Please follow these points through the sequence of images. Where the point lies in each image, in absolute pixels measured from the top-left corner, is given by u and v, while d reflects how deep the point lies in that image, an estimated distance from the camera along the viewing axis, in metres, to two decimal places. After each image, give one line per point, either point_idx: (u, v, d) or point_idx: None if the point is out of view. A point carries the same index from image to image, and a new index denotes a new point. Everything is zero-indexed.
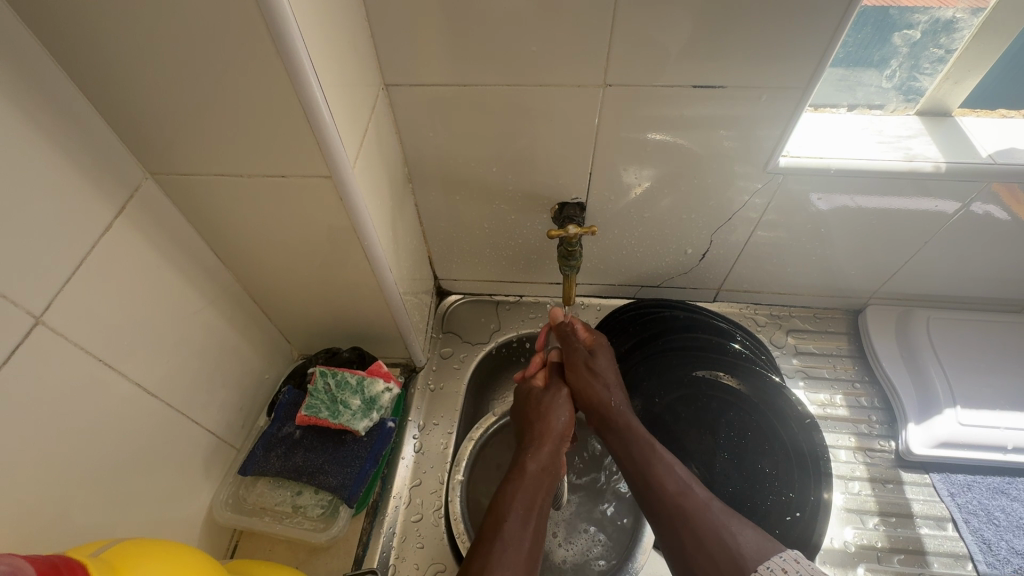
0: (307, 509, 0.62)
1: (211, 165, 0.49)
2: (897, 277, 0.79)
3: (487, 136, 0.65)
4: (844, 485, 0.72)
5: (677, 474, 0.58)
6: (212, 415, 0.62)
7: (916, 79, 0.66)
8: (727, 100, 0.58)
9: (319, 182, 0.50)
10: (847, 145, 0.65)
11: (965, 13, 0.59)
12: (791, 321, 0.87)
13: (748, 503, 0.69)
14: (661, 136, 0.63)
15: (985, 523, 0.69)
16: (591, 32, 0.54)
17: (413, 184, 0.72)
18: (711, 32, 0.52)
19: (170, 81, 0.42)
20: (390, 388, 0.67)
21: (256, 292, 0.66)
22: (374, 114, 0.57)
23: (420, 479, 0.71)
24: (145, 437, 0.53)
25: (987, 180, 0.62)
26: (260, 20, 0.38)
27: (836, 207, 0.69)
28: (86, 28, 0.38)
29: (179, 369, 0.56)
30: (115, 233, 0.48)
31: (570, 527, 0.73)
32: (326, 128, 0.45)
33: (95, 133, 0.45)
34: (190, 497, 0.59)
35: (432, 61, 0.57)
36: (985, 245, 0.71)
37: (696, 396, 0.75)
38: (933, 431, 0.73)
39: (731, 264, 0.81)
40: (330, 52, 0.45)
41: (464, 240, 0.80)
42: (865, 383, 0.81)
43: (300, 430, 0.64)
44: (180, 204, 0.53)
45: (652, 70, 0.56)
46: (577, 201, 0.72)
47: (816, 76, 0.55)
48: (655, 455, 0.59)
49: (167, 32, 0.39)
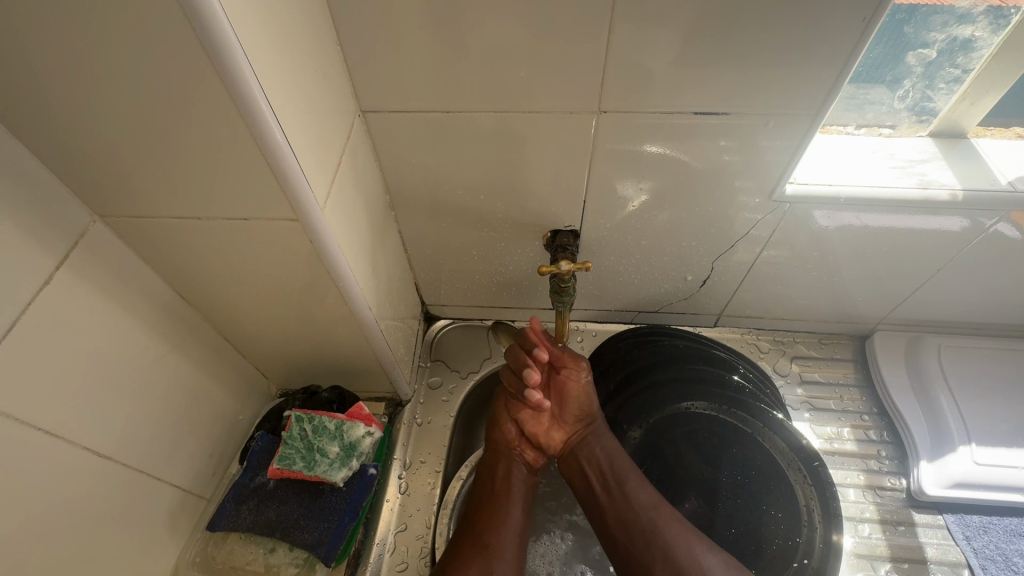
0: (280, 569, 0.57)
1: (166, 207, 0.44)
2: (905, 303, 0.75)
3: (473, 163, 0.61)
4: (853, 528, 0.68)
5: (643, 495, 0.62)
6: (178, 467, 0.57)
7: (930, 100, 0.62)
8: (731, 125, 0.54)
9: (286, 223, 0.45)
10: (857, 170, 0.61)
11: (984, 31, 0.56)
12: (795, 347, 0.83)
13: (751, 546, 0.66)
14: (658, 148, 0.58)
15: (1002, 569, 0.66)
16: (583, 56, 0.49)
17: (395, 211, 0.68)
18: (712, 57, 0.49)
19: (113, 122, 0.37)
20: (371, 432, 0.63)
21: (227, 331, 0.61)
22: (349, 143, 0.53)
23: (406, 524, 0.67)
24: (100, 502, 0.49)
25: (1005, 209, 0.59)
26: (207, 57, 0.34)
27: (840, 225, 0.64)
28: (10, 65, 0.34)
29: (139, 422, 0.52)
30: (57, 285, 0.43)
31: (566, 570, 0.68)
32: (290, 169, 0.41)
33: (32, 176, 0.40)
34: (153, 559, 0.55)
35: (412, 87, 0.53)
36: (999, 272, 0.67)
37: (696, 430, 0.71)
38: (946, 470, 0.69)
39: (733, 289, 0.77)
40: (293, 84, 0.41)
41: (452, 267, 0.76)
42: (874, 415, 0.77)
43: (273, 481, 0.60)
44: (136, 246, 0.49)
45: (649, 95, 0.52)
46: (570, 228, 0.68)
47: (831, 95, 0.51)
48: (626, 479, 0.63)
49: (104, 69, 0.34)
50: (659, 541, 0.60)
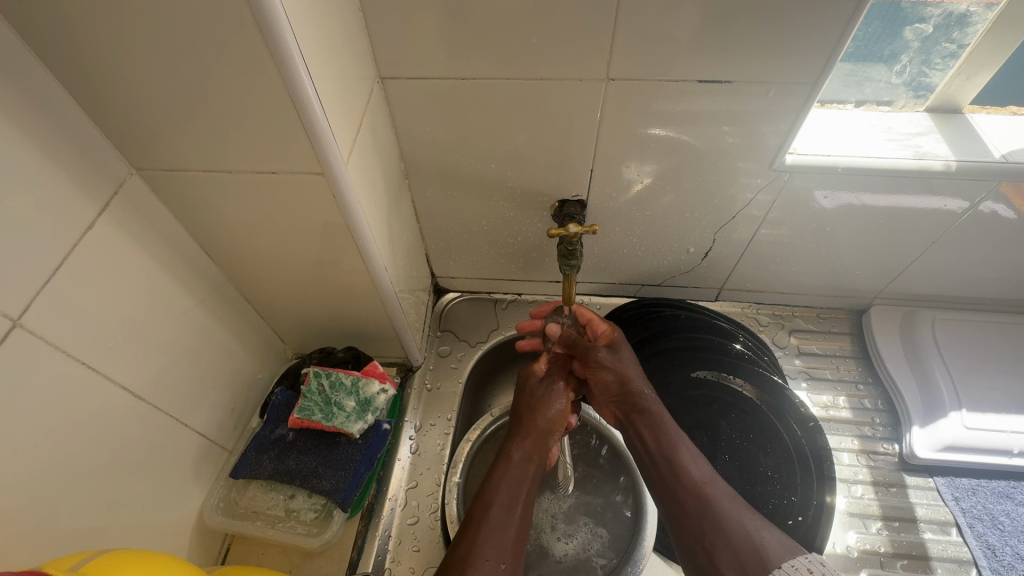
0: (299, 513, 0.61)
1: (199, 161, 0.47)
2: (902, 277, 0.77)
3: (485, 131, 0.63)
4: (846, 489, 0.71)
5: (701, 466, 0.57)
6: (202, 417, 0.60)
7: (926, 75, 0.64)
8: (734, 95, 0.57)
9: (311, 179, 0.48)
10: (854, 142, 0.63)
11: (978, 7, 0.57)
12: (793, 321, 0.85)
13: (750, 506, 0.68)
14: (663, 131, 0.61)
15: (989, 528, 0.68)
16: (593, 24, 0.52)
17: (409, 180, 0.70)
18: (718, 25, 0.51)
19: (155, 74, 0.40)
20: (386, 389, 0.66)
21: (248, 291, 0.64)
22: (369, 107, 0.55)
23: (417, 481, 0.70)
24: (132, 441, 0.51)
25: (996, 180, 0.61)
26: (246, 9, 0.36)
27: (840, 205, 0.67)
28: (62, 16, 0.36)
29: (168, 370, 0.55)
30: (98, 232, 0.46)
31: (569, 520, 0.72)
32: (317, 121, 0.43)
33: (76, 126, 0.43)
34: (179, 501, 0.58)
35: (429, 54, 0.56)
36: (994, 245, 0.69)
37: (698, 397, 0.74)
38: (938, 435, 0.72)
39: (734, 263, 0.80)
40: (322, 43, 0.43)
41: (462, 237, 0.79)
42: (868, 384, 0.80)
43: (293, 432, 0.63)
44: (168, 201, 0.52)
45: (656, 64, 0.54)
46: (578, 198, 0.71)
47: (826, 69, 0.53)
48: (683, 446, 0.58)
49: (148, 19, 0.37)
50: (714, 516, 0.52)
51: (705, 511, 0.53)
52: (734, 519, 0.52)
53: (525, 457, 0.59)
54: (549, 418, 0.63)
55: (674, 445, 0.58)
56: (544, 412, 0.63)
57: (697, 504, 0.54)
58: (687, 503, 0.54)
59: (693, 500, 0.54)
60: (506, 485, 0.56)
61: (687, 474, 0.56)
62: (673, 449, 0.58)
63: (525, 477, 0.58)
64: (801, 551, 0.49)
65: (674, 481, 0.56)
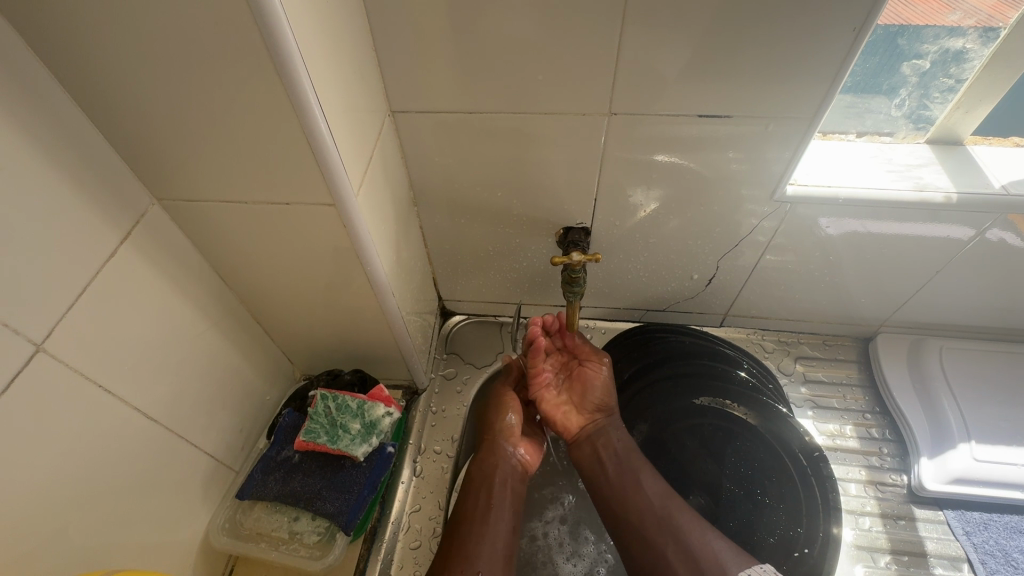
0: (303, 536, 0.62)
1: (218, 191, 0.49)
2: (908, 305, 0.77)
3: (491, 161, 0.65)
4: (854, 521, 0.70)
5: (656, 488, 0.64)
6: (212, 437, 0.62)
7: (926, 108, 0.65)
8: (733, 128, 0.58)
9: (323, 209, 0.50)
10: (855, 173, 0.64)
11: (974, 43, 0.59)
12: (799, 348, 0.85)
13: (753, 537, 0.67)
14: (668, 158, 0.62)
15: (1002, 564, 0.67)
16: (595, 63, 0.54)
17: (418, 208, 0.72)
18: (716, 61, 0.53)
19: (178, 111, 0.43)
20: (391, 412, 0.67)
21: (259, 314, 0.66)
22: (380, 140, 0.58)
23: (419, 505, 0.70)
24: (143, 462, 0.53)
25: (1002, 211, 0.61)
26: (266, 54, 0.38)
27: (846, 232, 0.68)
28: (95, 60, 0.39)
29: (180, 392, 0.56)
30: (120, 258, 0.48)
31: (574, 539, 0.71)
32: (329, 155, 0.45)
33: (102, 158, 0.45)
34: (187, 522, 0.59)
35: (438, 89, 0.58)
36: (999, 274, 0.69)
37: (699, 424, 0.74)
38: (947, 466, 0.71)
39: (738, 289, 0.80)
40: (336, 83, 0.46)
41: (469, 261, 0.80)
42: (876, 413, 0.79)
43: (299, 454, 0.64)
44: (187, 229, 0.54)
45: (657, 99, 0.56)
46: (582, 225, 0.72)
47: (824, 104, 0.55)
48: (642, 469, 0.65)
49: (174, 63, 0.39)
50: (668, 525, 0.60)
51: (664, 526, 0.60)
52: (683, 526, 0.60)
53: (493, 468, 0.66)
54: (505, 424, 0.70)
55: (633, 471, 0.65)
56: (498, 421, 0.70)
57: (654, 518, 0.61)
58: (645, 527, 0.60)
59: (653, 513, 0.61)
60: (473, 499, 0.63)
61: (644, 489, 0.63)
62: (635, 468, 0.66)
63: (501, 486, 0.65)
64: (749, 561, 0.57)
65: (636, 507, 0.62)
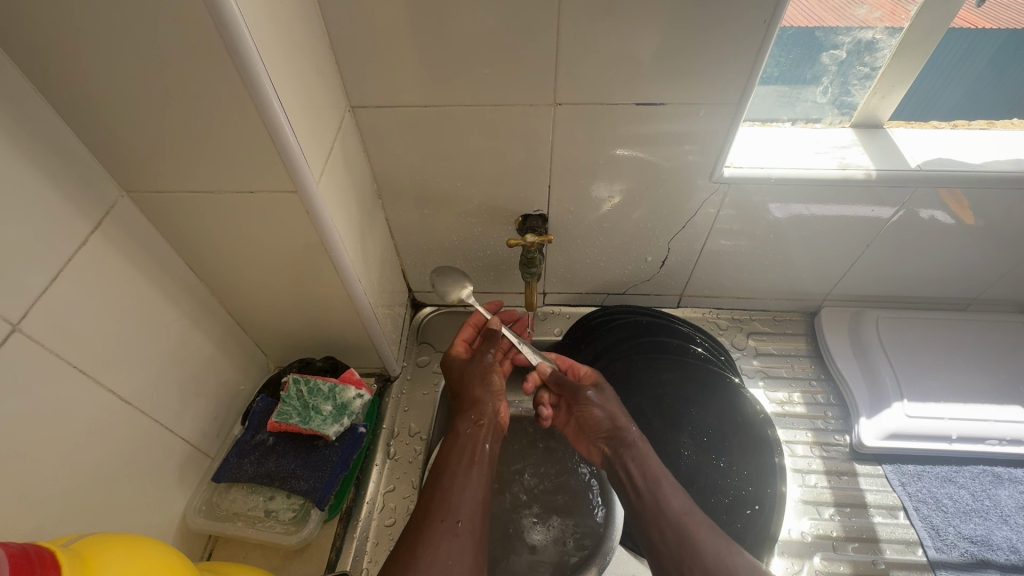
0: (279, 513, 0.65)
1: (184, 182, 0.52)
2: (846, 279, 0.83)
3: (449, 152, 0.69)
4: (801, 479, 0.75)
5: (681, 497, 0.63)
6: (186, 423, 0.64)
7: (848, 95, 0.71)
8: (671, 114, 0.63)
9: (286, 196, 0.53)
10: (786, 155, 0.70)
11: (883, 34, 0.64)
12: (751, 324, 0.91)
13: (711, 498, 0.72)
14: (628, 152, 0.67)
15: (934, 510, 0.72)
16: (539, 55, 0.58)
17: (382, 200, 0.76)
18: (649, 50, 0.57)
19: (141, 103, 0.45)
20: (362, 394, 0.71)
21: (229, 305, 0.69)
22: (340, 134, 0.61)
23: (394, 485, 0.73)
24: (119, 444, 0.55)
25: (921, 185, 0.67)
26: (223, 46, 0.41)
27: (792, 215, 0.74)
28: (59, 55, 0.42)
29: (154, 378, 0.59)
30: (91, 246, 0.50)
31: (544, 511, 0.74)
32: (287, 141, 0.48)
33: (70, 150, 0.48)
34: (165, 504, 0.61)
35: (396, 84, 0.62)
36: (924, 246, 0.75)
37: (659, 398, 0.78)
38: (883, 424, 0.77)
39: (691, 270, 0.85)
40: (292, 77, 0.49)
41: (435, 252, 0.84)
42: (821, 380, 0.84)
43: (272, 437, 0.68)
44: (155, 220, 0.56)
45: (599, 89, 0.61)
46: (540, 212, 0.76)
47: (747, 90, 0.60)
48: (664, 478, 0.65)
49: (137, 56, 0.42)
50: (693, 546, 0.59)
51: (683, 536, 0.60)
52: (711, 547, 0.59)
53: (471, 426, 0.67)
54: (486, 388, 0.70)
55: (659, 481, 0.64)
56: (479, 383, 0.71)
57: (677, 529, 0.60)
58: (666, 532, 0.61)
59: (674, 525, 0.61)
60: (456, 457, 0.64)
61: (669, 504, 0.62)
62: (658, 480, 0.64)
63: (475, 445, 0.66)
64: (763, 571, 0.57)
65: (658, 518, 0.62)
